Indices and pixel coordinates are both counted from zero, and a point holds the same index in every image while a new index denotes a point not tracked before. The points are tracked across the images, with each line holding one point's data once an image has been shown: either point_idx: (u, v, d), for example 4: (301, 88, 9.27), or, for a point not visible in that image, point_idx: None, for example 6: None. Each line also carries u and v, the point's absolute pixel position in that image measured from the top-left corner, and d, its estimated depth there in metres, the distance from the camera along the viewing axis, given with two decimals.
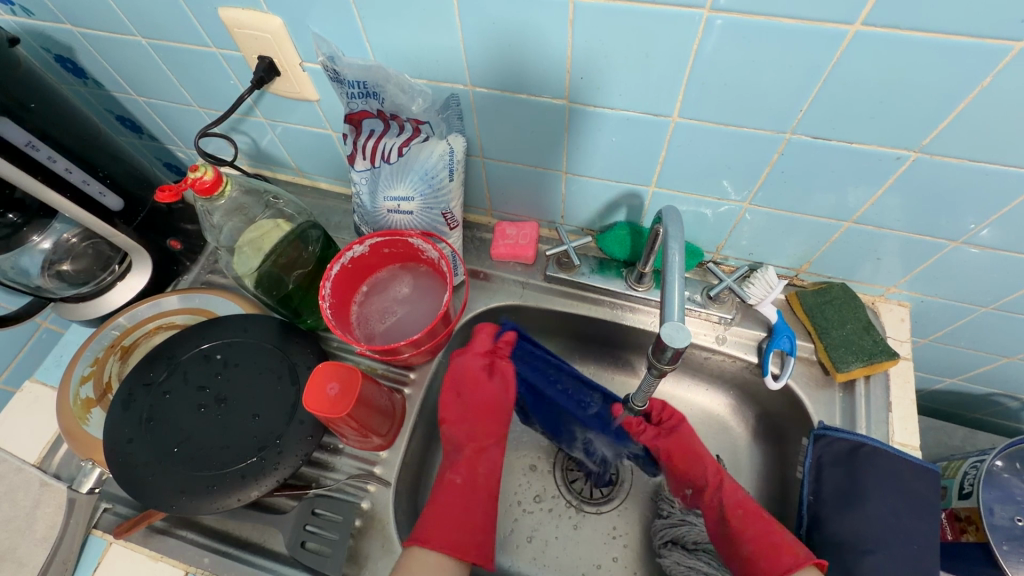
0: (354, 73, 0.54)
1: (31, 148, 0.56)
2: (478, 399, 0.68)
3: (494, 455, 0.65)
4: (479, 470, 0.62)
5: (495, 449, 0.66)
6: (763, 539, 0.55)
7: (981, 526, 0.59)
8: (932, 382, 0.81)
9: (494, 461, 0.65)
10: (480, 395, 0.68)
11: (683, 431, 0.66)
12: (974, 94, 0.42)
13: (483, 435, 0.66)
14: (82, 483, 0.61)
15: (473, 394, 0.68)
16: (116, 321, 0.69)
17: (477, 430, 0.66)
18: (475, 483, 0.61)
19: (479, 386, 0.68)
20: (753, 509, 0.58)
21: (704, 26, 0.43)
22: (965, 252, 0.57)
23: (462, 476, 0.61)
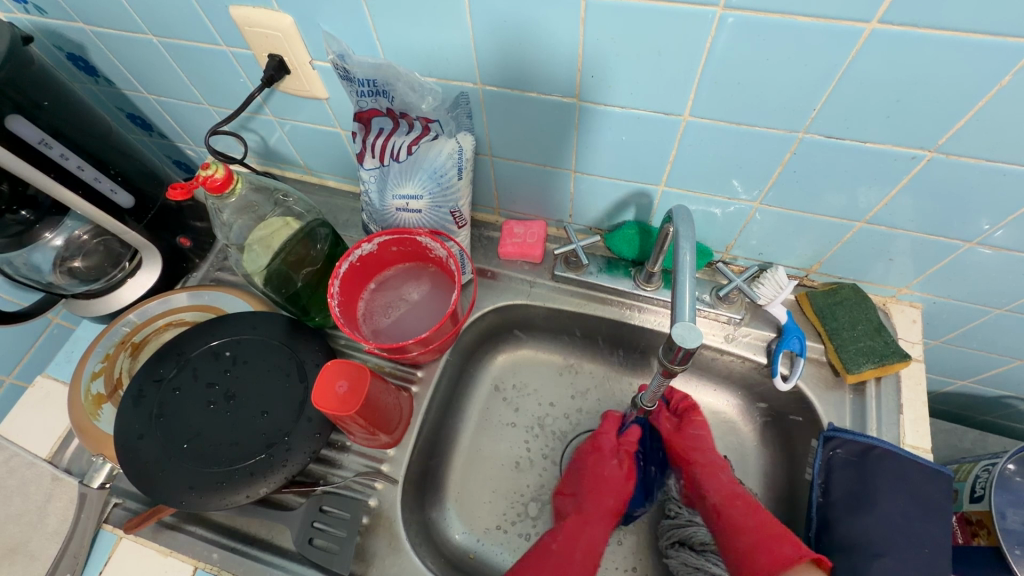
0: (365, 71, 0.54)
1: (43, 145, 0.56)
2: (597, 474, 0.69)
3: (596, 527, 0.65)
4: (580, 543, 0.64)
5: (599, 525, 0.66)
6: (765, 527, 0.59)
7: (993, 529, 0.59)
8: (943, 384, 0.81)
9: (595, 532, 0.65)
10: (605, 471, 0.69)
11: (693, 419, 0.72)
12: (992, 93, 0.42)
13: (600, 514, 0.67)
14: (93, 478, 0.61)
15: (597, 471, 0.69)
16: (126, 318, 0.70)
17: (600, 500, 0.67)
18: (574, 553, 0.62)
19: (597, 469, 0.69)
20: (752, 502, 0.63)
21: (717, 24, 0.43)
22: (979, 253, 0.56)
23: (557, 545, 0.63)
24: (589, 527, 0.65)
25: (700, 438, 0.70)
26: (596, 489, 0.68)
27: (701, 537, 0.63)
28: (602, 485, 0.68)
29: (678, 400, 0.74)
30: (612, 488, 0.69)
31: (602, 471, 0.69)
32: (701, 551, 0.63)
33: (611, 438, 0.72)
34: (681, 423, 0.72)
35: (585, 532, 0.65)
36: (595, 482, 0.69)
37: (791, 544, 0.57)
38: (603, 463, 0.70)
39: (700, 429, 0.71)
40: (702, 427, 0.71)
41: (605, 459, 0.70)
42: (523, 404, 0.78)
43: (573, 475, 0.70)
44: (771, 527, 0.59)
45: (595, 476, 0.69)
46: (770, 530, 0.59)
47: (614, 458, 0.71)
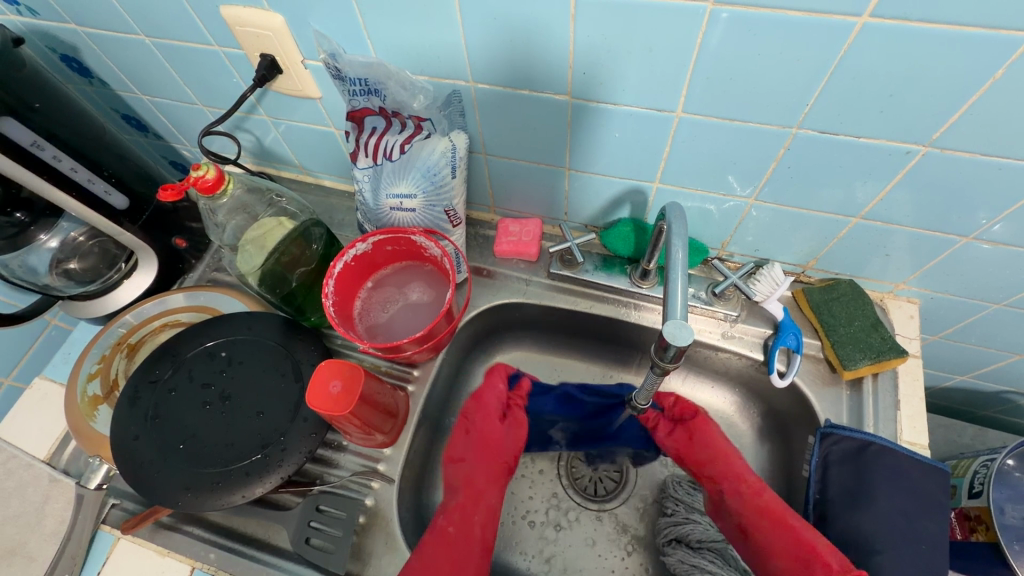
0: (356, 70, 0.54)
1: (36, 147, 0.56)
2: (486, 440, 0.65)
3: (485, 483, 0.62)
4: (474, 520, 0.58)
5: (496, 495, 0.62)
6: (788, 548, 0.52)
7: (991, 525, 0.59)
8: (942, 379, 0.80)
9: (490, 503, 0.61)
10: (492, 433, 0.66)
11: (695, 423, 0.66)
12: (986, 86, 0.41)
13: (490, 478, 0.63)
14: (90, 479, 0.61)
15: (481, 427, 0.66)
16: (122, 319, 0.70)
17: (482, 456, 0.64)
18: (472, 534, 0.57)
19: (482, 430, 0.66)
20: (778, 514, 0.55)
21: (708, 20, 0.43)
22: (977, 248, 0.56)
23: (453, 525, 0.57)
24: (479, 492, 0.61)
25: (706, 441, 0.64)
26: (484, 450, 0.65)
27: (697, 534, 0.62)
28: (491, 447, 0.65)
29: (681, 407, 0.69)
30: (501, 452, 0.65)
31: (488, 433, 0.66)
32: (699, 548, 0.62)
33: (493, 399, 0.69)
34: (682, 431, 0.67)
35: (479, 502, 0.60)
36: (484, 449, 0.65)
37: (823, 563, 0.49)
38: (490, 424, 0.67)
39: (705, 432, 0.65)
40: (711, 433, 0.65)
41: (495, 419, 0.67)
42: None
43: (462, 436, 0.66)
44: (798, 544, 0.52)
45: (482, 436, 0.66)
46: (795, 549, 0.52)
47: (500, 420, 0.68)
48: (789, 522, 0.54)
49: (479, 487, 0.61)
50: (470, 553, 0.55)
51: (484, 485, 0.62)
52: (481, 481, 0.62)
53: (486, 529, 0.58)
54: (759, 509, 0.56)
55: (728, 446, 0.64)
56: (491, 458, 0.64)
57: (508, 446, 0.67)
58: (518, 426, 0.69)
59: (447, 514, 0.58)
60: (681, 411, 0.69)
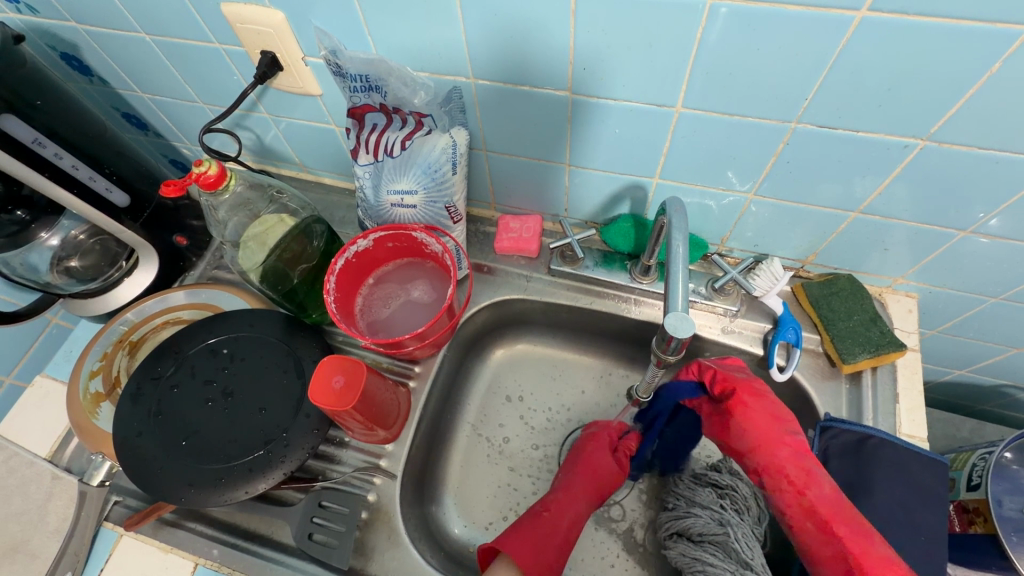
0: (356, 67, 0.54)
1: (37, 144, 0.56)
2: (593, 460, 0.65)
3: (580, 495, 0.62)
4: (564, 518, 0.59)
5: (586, 506, 0.62)
6: (833, 553, 0.50)
7: (990, 517, 0.59)
8: (940, 373, 0.81)
9: (579, 511, 0.61)
10: (599, 463, 0.64)
11: (739, 408, 0.58)
12: (983, 80, 0.42)
13: (586, 492, 0.62)
14: (92, 476, 0.62)
15: (590, 453, 0.66)
16: (123, 317, 0.70)
17: (585, 473, 0.64)
18: (560, 528, 0.58)
19: (590, 454, 0.66)
20: (825, 519, 0.51)
21: (709, 15, 0.43)
22: (975, 242, 0.56)
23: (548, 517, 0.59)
24: (574, 507, 0.61)
25: (746, 430, 0.57)
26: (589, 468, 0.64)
27: (698, 528, 0.61)
28: (596, 466, 0.64)
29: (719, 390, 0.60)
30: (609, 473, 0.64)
31: (593, 456, 0.65)
32: (700, 541, 0.61)
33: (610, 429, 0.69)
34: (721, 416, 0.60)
35: (566, 508, 0.60)
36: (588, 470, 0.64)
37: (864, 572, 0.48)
38: (598, 450, 0.66)
39: (748, 418, 0.57)
40: (754, 420, 0.57)
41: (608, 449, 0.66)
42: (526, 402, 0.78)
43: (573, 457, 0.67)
44: (844, 556, 0.49)
45: (587, 454, 0.66)
46: (841, 560, 0.49)
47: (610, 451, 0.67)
48: (853, 527, 0.50)
49: (575, 495, 0.62)
50: (552, 544, 0.57)
51: (578, 495, 0.62)
52: (577, 491, 0.62)
53: (572, 529, 0.59)
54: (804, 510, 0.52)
55: (774, 424, 0.57)
56: (592, 481, 0.63)
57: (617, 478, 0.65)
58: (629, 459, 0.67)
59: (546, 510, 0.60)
60: (719, 389, 0.60)
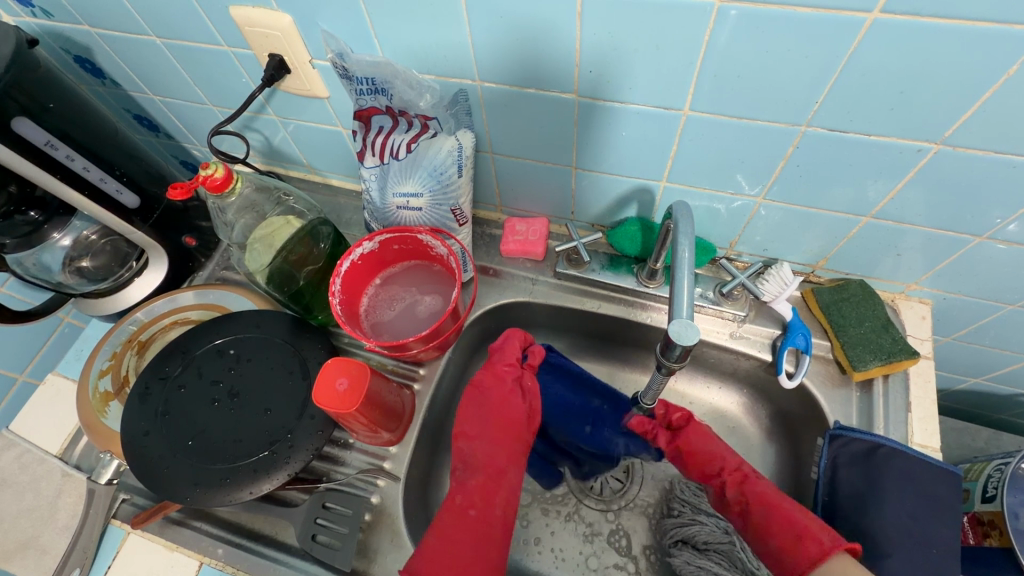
0: (363, 70, 0.54)
1: (50, 147, 0.57)
2: (500, 413, 0.62)
3: (485, 447, 0.59)
4: (495, 500, 0.55)
5: (516, 472, 0.59)
6: (786, 526, 0.52)
7: (1005, 530, 0.58)
8: (955, 382, 0.79)
9: (512, 480, 0.58)
10: (510, 410, 0.62)
11: (694, 428, 0.63)
12: (1000, 83, 0.41)
13: (511, 457, 0.59)
14: (101, 474, 0.62)
15: (496, 406, 0.62)
16: (133, 317, 0.71)
17: (502, 440, 0.60)
18: (496, 513, 0.54)
19: (489, 407, 0.62)
20: (771, 498, 0.55)
21: (717, 16, 0.42)
22: (991, 248, 0.55)
23: (475, 506, 0.54)
24: (502, 469, 0.58)
25: (703, 444, 0.62)
26: (496, 416, 0.61)
27: (703, 536, 0.62)
28: (502, 417, 0.61)
29: (672, 416, 0.65)
30: (506, 410, 0.62)
31: (476, 409, 0.62)
32: (705, 550, 0.61)
33: (506, 366, 0.66)
34: (678, 436, 0.64)
35: (489, 468, 0.57)
36: (501, 425, 0.61)
37: (815, 541, 0.50)
38: (495, 389, 0.64)
39: (704, 435, 0.63)
40: (700, 446, 0.62)
41: (507, 392, 0.63)
42: None
43: (471, 412, 0.62)
44: (793, 522, 0.52)
45: (490, 402, 0.62)
46: (792, 527, 0.52)
47: (516, 390, 0.65)
48: (785, 505, 0.54)
49: (502, 466, 0.58)
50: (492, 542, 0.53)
51: (506, 464, 0.58)
52: (503, 460, 0.58)
53: (509, 506, 0.56)
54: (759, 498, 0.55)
55: (717, 442, 0.62)
56: (507, 440, 0.60)
57: (524, 420, 0.63)
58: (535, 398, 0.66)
59: (467, 496, 0.55)
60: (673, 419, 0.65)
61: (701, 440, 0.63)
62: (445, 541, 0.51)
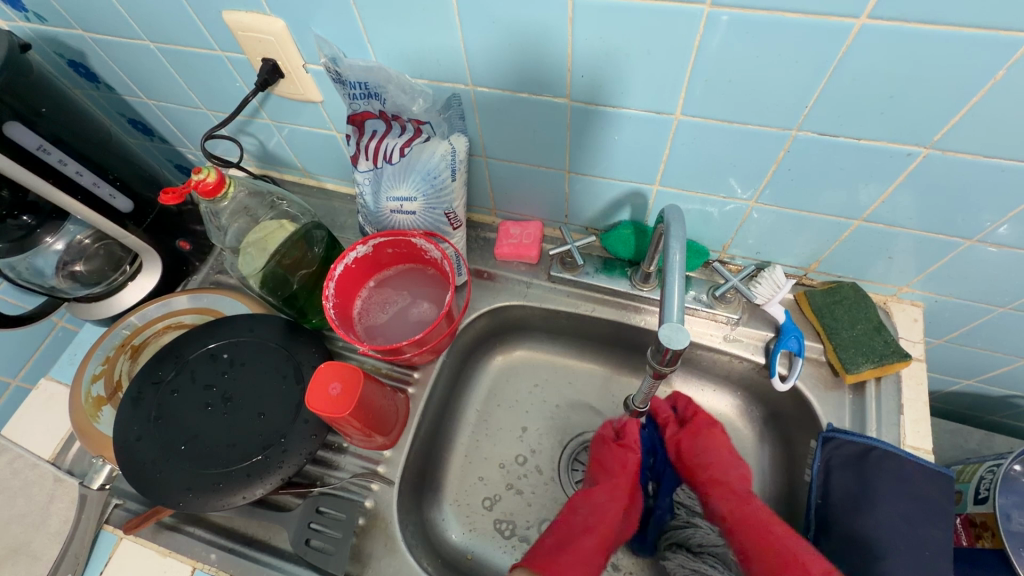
0: (356, 74, 0.54)
1: (42, 151, 0.57)
2: (610, 466, 0.67)
3: (609, 506, 0.63)
4: (582, 517, 0.63)
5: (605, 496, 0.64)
6: (772, 554, 0.54)
7: (997, 531, 0.58)
8: (948, 383, 0.79)
9: (598, 504, 0.63)
10: (615, 459, 0.67)
11: (699, 425, 0.68)
12: (987, 88, 0.41)
13: (612, 497, 0.64)
14: (93, 479, 0.61)
15: (609, 455, 0.67)
16: (126, 321, 0.70)
17: (603, 475, 0.67)
18: (582, 529, 0.61)
19: (598, 454, 0.69)
20: (762, 522, 0.57)
21: (708, 22, 0.43)
22: (982, 251, 0.55)
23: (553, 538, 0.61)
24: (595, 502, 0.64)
25: (706, 452, 0.66)
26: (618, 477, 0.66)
27: (698, 538, 0.62)
28: (606, 470, 0.67)
29: (692, 414, 0.70)
30: (625, 472, 0.66)
31: (606, 475, 0.66)
32: (700, 552, 0.61)
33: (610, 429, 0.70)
34: (688, 433, 0.68)
35: (586, 502, 0.64)
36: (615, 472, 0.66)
37: (801, 568, 0.52)
38: (614, 459, 0.67)
39: (709, 443, 0.66)
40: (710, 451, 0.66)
41: (618, 446, 0.68)
42: (525, 412, 0.77)
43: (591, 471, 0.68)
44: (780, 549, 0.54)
45: (599, 458, 0.68)
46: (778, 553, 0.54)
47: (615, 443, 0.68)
48: (773, 530, 0.56)
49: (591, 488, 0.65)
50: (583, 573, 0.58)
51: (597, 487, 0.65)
52: (610, 490, 0.65)
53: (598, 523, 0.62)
54: (743, 517, 0.59)
55: (732, 455, 0.66)
56: (615, 475, 0.66)
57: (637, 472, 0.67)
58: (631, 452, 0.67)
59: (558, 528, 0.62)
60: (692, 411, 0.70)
61: (711, 445, 0.66)
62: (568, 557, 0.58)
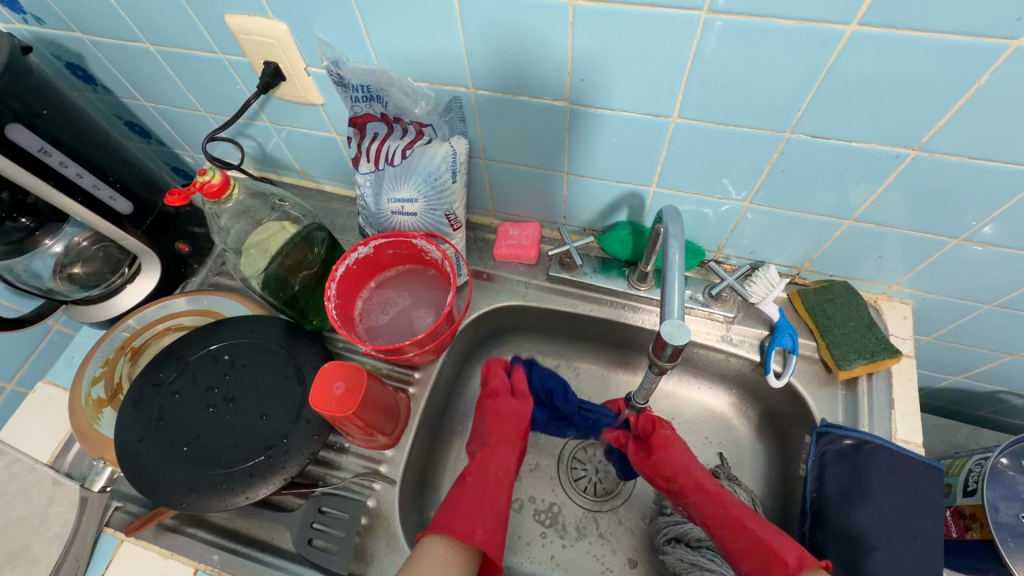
0: (358, 77, 0.55)
1: (43, 153, 0.57)
2: (509, 417, 0.68)
3: (505, 454, 0.64)
4: (490, 470, 0.62)
5: (502, 449, 0.65)
6: (753, 550, 0.53)
7: (985, 523, 0.59)
8: (937, 380, 0.81)
9: (502, 457, 0.64)
10: (501, 407, 0.68)
11: (659, 428, 0.65)
12: (972, 92, 0.43)
13: (506, 441, 0.66)
14: (94, 481, 0.62)
15: (500, 411, 0.68)
16: (125, 323, 0.71)
17: (497, 436, 0.66)
18: (489, 480, 0.60)
19: (496, 406, 0.69)
20: (736, 519, 0.55)
21: (703, 27, 0.44)
22: (968, 250, 0.57)
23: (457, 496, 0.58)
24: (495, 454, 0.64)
25: (666, 461, 0.62)
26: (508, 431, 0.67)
27: (696, 532, 0.62)
28: (504, 419, 0.68)
29: (637, 420, 0.67)
30: (515, 422, 0.68)
31: (499, 429, 0.67)
32: (699, 547, 0.61)
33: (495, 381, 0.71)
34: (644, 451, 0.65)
35: (491, 457, 0.63)
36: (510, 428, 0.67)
37: (782, 562, 0.50)
38: (511, 410, 0.68)
39: (669, 443, 0.63)
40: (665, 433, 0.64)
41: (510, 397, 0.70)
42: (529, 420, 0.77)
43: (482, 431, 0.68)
44: (761, 545, 0.52)
45: (496, 414, 0.68)
46: (760, 551, 0.52)
47: (509, 392, 0.71)
48: (748, 524, 0.54)
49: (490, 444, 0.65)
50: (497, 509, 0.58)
51: (495, 443, 0.65)
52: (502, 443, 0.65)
53: (501, 474, 0.62)
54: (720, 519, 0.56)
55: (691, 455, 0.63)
56: (507, 434, 0.66)
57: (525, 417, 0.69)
58: (524, 397, 0.71)
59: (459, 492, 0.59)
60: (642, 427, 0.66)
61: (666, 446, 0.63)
62: (467, 501, 0.57)
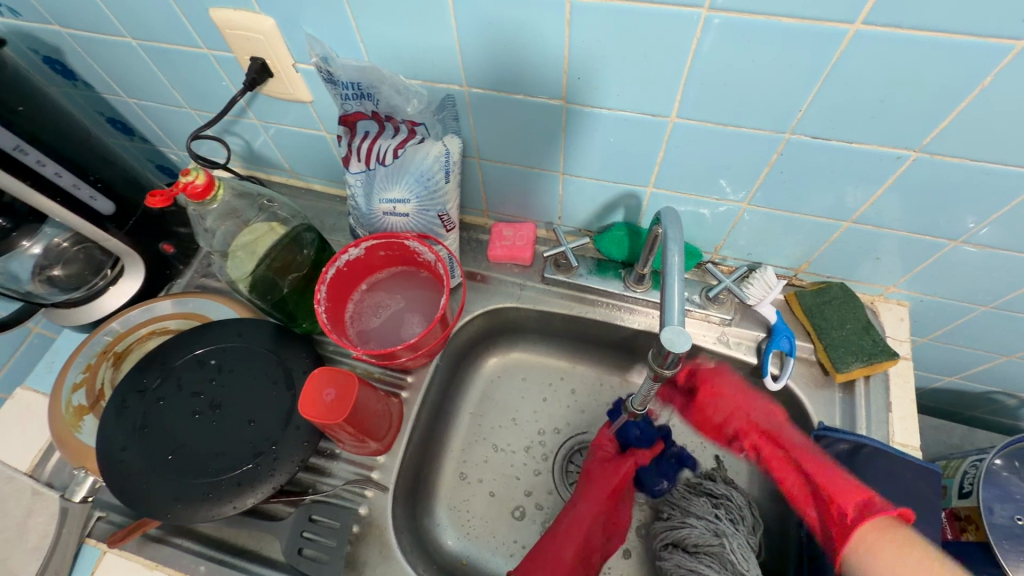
0: (348, 74, 0.54)
1: (19, 151, 0.54)
2: (604, 483, 0.65)
3: (587, 516, 0.63)
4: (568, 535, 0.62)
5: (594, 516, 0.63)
6: (803, 487, 0.60)
7: (981, 524, 0.59)
8: (931, 380, 0.81)
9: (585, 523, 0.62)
10: (605, 476, 0.66)
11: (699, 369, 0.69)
12: (974, 93, 0.42)
13: (597, 505, 0.64)
14: (75, 491, 0.60)
15: (601, 475, 0.66)
16: (108, 327, 0.68)
17: (593, 496, 0.65)
18: (564, 548, 0.60)
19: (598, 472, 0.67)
20: (797, 455, 0.61)
21: (702, 26, 0.43)
22: (964, 252, 0.57)
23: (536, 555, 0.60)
24: (582, 522, 0.63)
25: (716, 406, 0.67)
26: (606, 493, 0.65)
27: (693, 538, 0.61)
28: (604, 483, 0.65)
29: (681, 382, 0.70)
30: (608, 489, 0.65)
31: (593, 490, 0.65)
32: (695, 552, 0.60)
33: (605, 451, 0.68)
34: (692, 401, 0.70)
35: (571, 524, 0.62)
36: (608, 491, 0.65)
37: (839, 506, 0.55)
38: (607, 472, 0.66)
39: (721, 387, 0.67)
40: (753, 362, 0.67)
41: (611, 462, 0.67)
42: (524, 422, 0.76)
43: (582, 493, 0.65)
44: (819, 490, 0.57)
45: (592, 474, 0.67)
46: (816, 492, 0.58)
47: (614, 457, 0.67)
48: (803, 460, 0.60)
49: (580, 505, 0.65)
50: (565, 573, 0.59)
51: (586, 504, 0.64)
52: (598, 504, 0.64)
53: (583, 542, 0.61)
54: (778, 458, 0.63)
55: (745, 395, 0.67)
56: (600, 497, 0.65)
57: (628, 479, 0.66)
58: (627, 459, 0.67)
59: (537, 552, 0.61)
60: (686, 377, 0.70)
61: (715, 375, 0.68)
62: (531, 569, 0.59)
